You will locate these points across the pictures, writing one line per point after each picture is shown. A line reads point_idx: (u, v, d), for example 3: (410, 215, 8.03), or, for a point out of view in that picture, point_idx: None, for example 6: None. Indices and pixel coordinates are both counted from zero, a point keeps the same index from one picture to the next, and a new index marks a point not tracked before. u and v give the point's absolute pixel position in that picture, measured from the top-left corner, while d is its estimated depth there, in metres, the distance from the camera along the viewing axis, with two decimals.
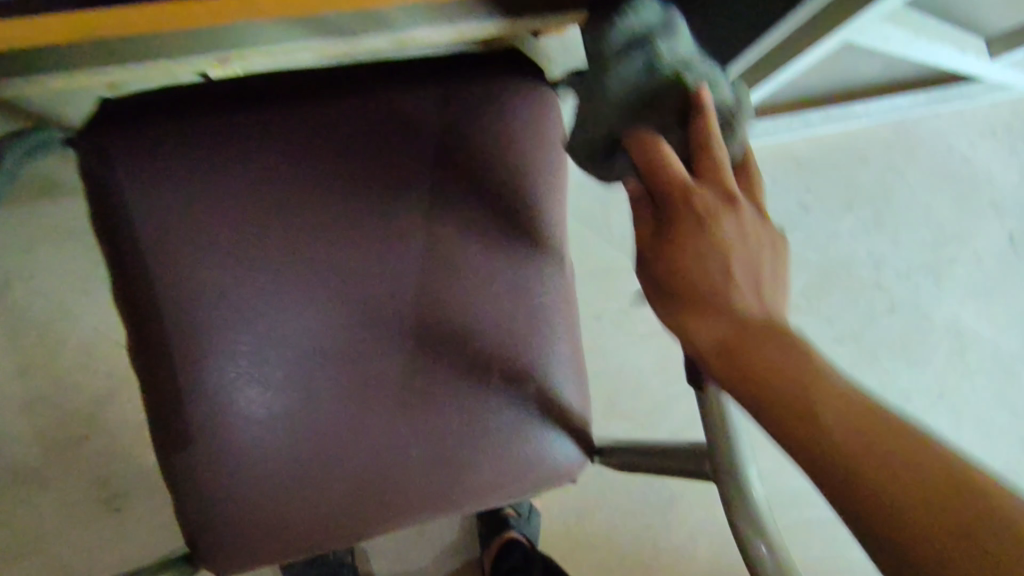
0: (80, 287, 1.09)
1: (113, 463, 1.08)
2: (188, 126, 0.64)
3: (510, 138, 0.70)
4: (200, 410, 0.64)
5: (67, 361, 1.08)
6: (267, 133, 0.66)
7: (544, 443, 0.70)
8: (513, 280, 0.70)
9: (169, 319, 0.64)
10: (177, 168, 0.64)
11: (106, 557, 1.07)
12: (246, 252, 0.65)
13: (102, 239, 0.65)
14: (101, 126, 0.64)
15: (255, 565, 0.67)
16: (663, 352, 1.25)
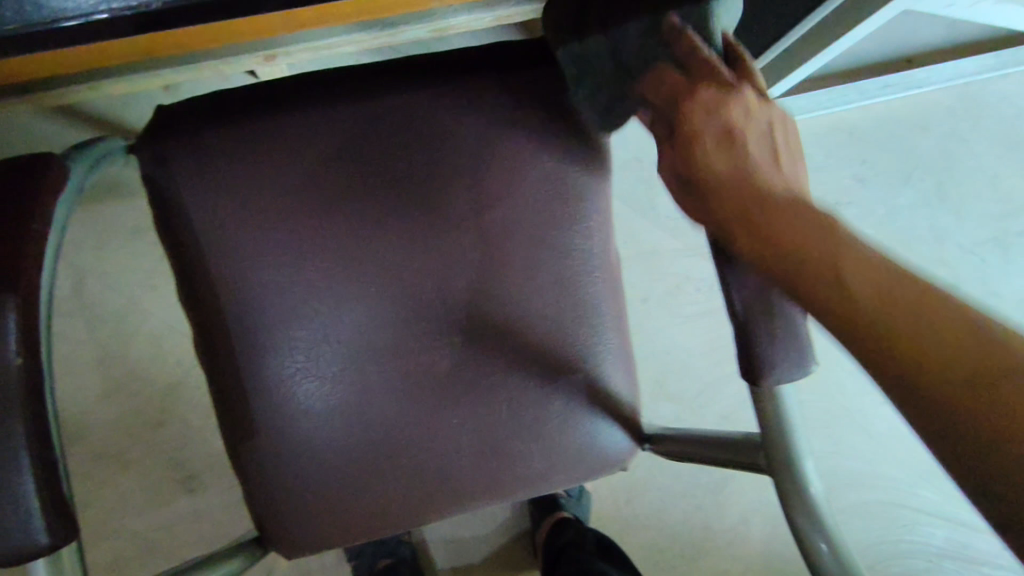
0: (149, 281, 1.16)
1: (186, 446, 1.15)
2: (241, 129, 0.66)
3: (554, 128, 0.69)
4: (264, 404, 0.67)
5: (141, 351, 1.15)
6: (316, 135, 0.67)
7: (594, 432, 0.71)
8: (560, 272, 0.71)
9: (231, 318, 0.67)
10: (233, 173, 0.66)
11: (181, 535, 1.13)
12: (301, 250, 0.67)
13: (166, 240, 0.67)
14: (161, 134, 0.66)
15: (320, 547, 0.70)
16: (712, 335, 1.24)
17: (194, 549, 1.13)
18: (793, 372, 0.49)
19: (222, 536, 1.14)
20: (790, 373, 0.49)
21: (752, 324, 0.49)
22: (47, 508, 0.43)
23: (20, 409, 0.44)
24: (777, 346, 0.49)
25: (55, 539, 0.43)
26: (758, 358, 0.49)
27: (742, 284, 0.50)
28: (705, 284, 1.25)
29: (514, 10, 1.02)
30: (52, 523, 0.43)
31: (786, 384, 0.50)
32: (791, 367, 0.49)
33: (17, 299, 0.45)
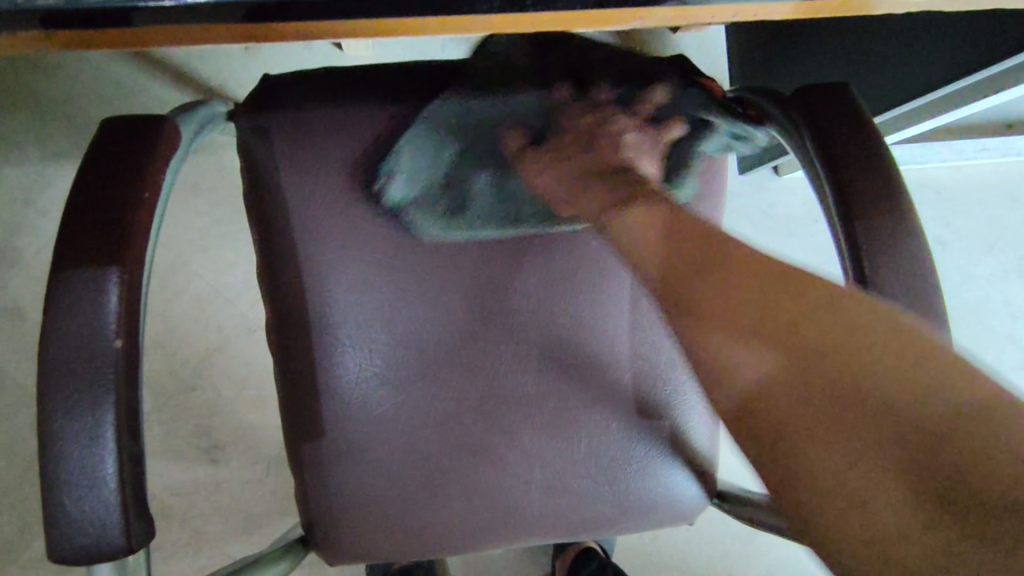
0: (199, 241, 1.13)
1: (214, 416, 1.12)
2: (354, 111, 0.63)
3: (674, 158, 0.67)
4: (332, 404, 0.64)
5: (181, 313, 1.12)
6: (428, 131, 0.64)
7: (668, 484, 0.67)
8: (656, 310, 0.67)
9: (313, 309, 0.63)
10: (335, 156, 0.62)
11: (197, 505, 1.10)
12: (395, 246, 0.64)
13: (252, 215, 0.64)
14: (266, 105, 0.63)
15: (364, 559, 0.67)
16: None
17: (210, 522, 1.10)
18: None
19: (239, 511, 1.11)
20: None
21: None
22: (128, 508, 0.40)
23: (115, 396, 0.40)
24: None
25: (131, 541, 0.40)
26: None
27: None
28: None
29: None
30: (131, 524, 0.40)
31: None
32: None
33: (123, 274, 0.42)
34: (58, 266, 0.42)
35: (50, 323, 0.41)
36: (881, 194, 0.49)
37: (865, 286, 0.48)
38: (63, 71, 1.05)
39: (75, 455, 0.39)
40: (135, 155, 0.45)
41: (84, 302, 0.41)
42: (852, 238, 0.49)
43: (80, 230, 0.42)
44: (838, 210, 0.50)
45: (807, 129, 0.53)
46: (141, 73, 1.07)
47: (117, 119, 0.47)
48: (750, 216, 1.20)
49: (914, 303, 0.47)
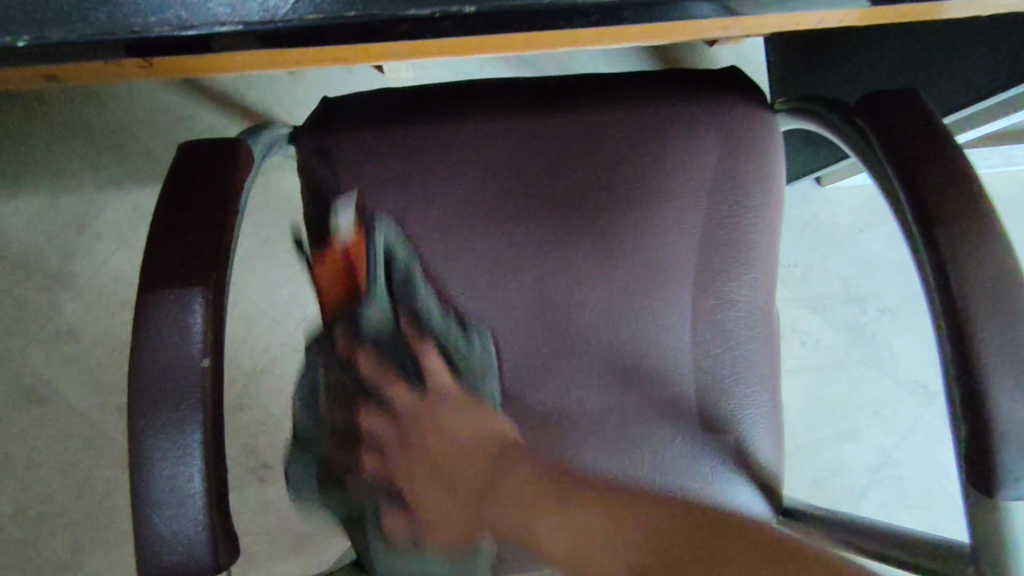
0: (246, 263, 1.15)
1: (261, 435, 1.13)
2: (415, 131, 0.64)
3: (731, 170, 0.66)
4: None
5: (229, 334, 1.13)
6: (486, 149, 0.64)
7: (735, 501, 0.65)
8: (717, 324, 0.66)
9: None
10: (395, 175, 0.63)
11: (245, 525, 1.10)
12: (456, 263, 0.64)
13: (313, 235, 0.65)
14: (328, 125, 0.64)
15: None
16: (817, 393, 1.14)
17: (258, 541, 1.10)
18: None
19: (286, 532, 1.11)
20: None
21: (996, 424, 0.44)
22: (214, 527, 0.40)
23: (202, 413, 0.41)
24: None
25: (218, 559, 0.40)
26: (1000, 460, 0.44)
27: (991, 372, 0.45)
28: (809, 337, 1.15)
29: None
30: (218, 542, 0.41)
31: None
32: None
33: (207, 293, 0.43)
34: (146, 287, 0.42)
35: (138, 340, 0.41)
36: (961, 199, 0.48)
37: (949, 293, 0.47)
38: (116, 102, 1.09)
39: (165, 472, 0.40)
40: (214, 176, 0.46)
41: (171, 319, 0.42)
42: (932, 245, 0.48)
43: (164, 250, 0.43)
44: (918, 217, 0.48)
45: (876, 135, 0.52)
46: (191, 100, 1.10)
47: (196, 141, 0.48)
48: (793, 228, 1.18)
49: (1003, 310, 0.46)
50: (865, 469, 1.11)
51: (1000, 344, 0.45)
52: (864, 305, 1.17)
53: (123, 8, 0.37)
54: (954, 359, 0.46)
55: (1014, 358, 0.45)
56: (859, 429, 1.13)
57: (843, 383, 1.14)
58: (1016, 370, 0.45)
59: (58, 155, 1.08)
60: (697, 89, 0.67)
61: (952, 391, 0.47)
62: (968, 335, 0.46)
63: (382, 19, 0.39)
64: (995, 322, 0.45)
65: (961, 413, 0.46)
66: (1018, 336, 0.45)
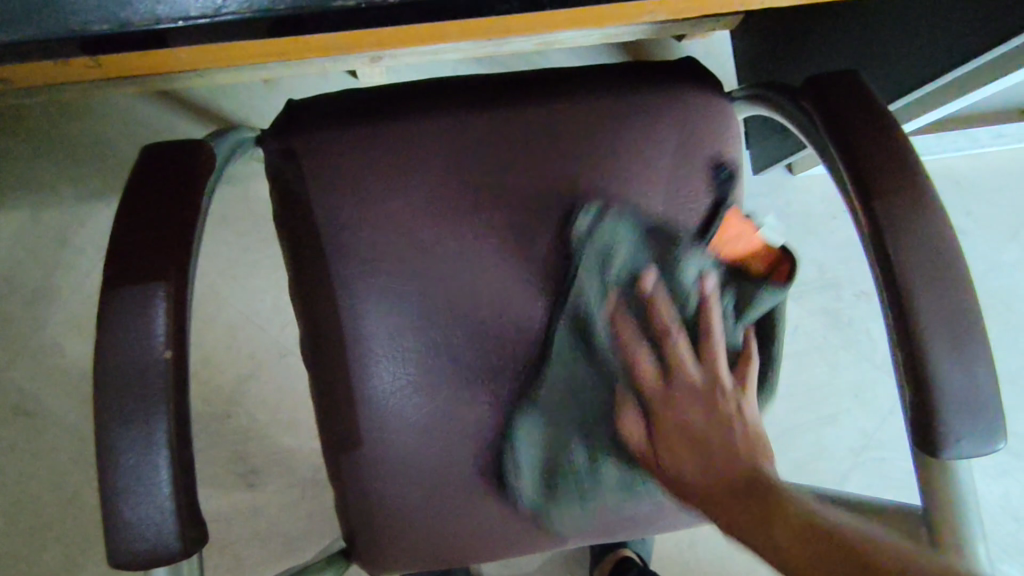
0: (228, 271, 1.16)
1: (249, 441, 1.13)
2: (379, 129, 0.65)
3: (688, 157, 0.68)
4: (368, 415, 0.65)
5: (212, 341, 1.14)
6: (448, 144, 0.66)
7: None
8: None
9: (345, 322, 0.65)
10: (361, 174, 0.65)
11: (235, 530, 1.11)
12: (424, 258, 0.65)
13: (284, 236, 0.66)
14: (294, 128, 0.65)
15: (402, 568, 0.68)
16: (796, 379, 1.15)
17: (249, 547, 1.11)
18: (977, 445, 0.46)
19: (276, 536, 1.12)
20: (976, 446, 0.46)
21: (934, 386, 0.46)
22: (181, 514, 0.42)
23: (167, 404, 0.42)
24: (963, 412, 0.46)
25: (185, 545, 0.42)
26: (940, 423, 0.46)
27: (928, 339, 0.47)
28: (787, 324, 1.17)
29: (626, 31, 0.99)
30: (185, 529, 0.42)
31: (967, 458, 0.47)
32: (977, 439, 0.46)
33: (169, 290, 0.44)
34: (109, 286, 0.44)
35: (103, 336, 0.43)
36: (899, 175, 0.50)
37: (888, 265, 0.49)
38: (91, 116, 1.10)
39: (132, 463, 0.41)
40: (176, 177, 0.48)
41: (135, 314, 0.43)
42: (872, 221, 0.49)
43: (127, 249, 0.45)
44: (858, 194, 0.50)
45: (820, 117, 0.54)
46: (166, 112, 1.11)
47: (159, 144, 0.50)
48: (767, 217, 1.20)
49: (939, 279, 0.48)
50: (846, 451, 1.13)
51: (935, 310, 0.47)
52: (839, 290, 1.19)
53: (66, 9, 0.39)
54: (894, 328, 0.48)
55: (950, 325, 0.47)
56: (839, 412, 1.14)
57: (822, 368, 1.16)
58: (952, 336, 0.47)
59: (38, 170, 1.09)
60: (652, 79, 0.68)
61: (895, 358, 0.49)
62: (906, 304, 0.48)
63: (311, 11, 0.41)
64: (931, 292, 0.47)
65: (903, 378, 0.48)
66: (953, 301, 0.47)
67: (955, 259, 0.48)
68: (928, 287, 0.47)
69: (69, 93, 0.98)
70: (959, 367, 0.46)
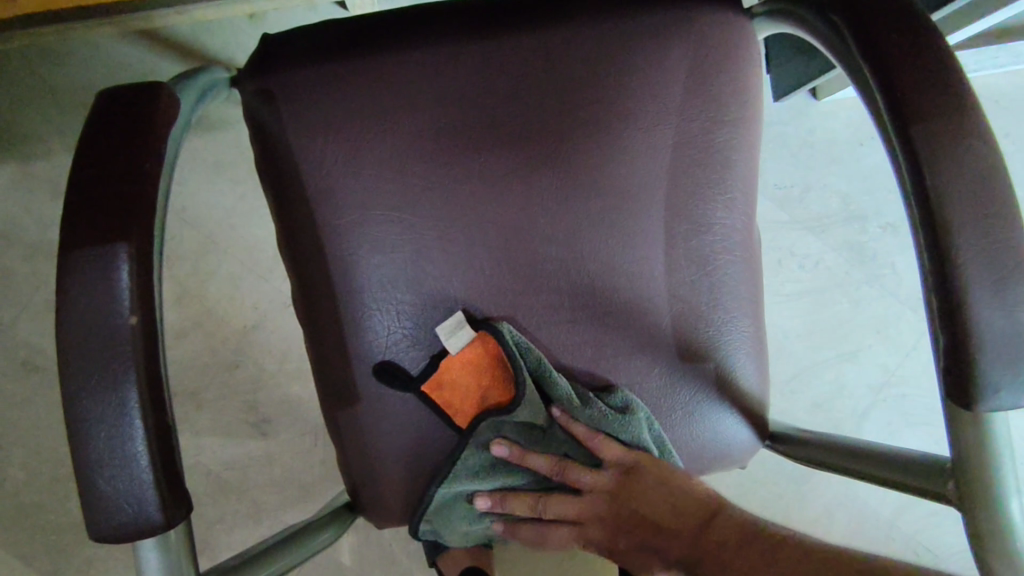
0: (228, 219, 1.13)
1: (259, 391, 1.13)
2: (362, 64, 0.60)
3: (704, 85, 0.62)
4: (366, 371, 0.62)
5: (217, 292, 1.13)
6: (441, 79, 0.60)
7: (712, 426, 0.66)
8: (691, 250, 0.64)
9: (337, 276, 0.61)
10: (346, 115, 0.60)
11: (251, 478, 1.11)
12: (417, 205, 0.61)
13: (268, 185, 0.62)
14: (270, 66, 0.60)
15: (410, 522, 0.66)
16: (817, 316, 1.10)
17: (266, 494, 1.11)
18: (1020, 396, 0.42)
19: (292, 483, 1.12)
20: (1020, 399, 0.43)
21: (975, 336, 0.42)
22: (162, 485, 0.40)
23: (136, 374, 0.40)
24: (1003, 360, 0.42)
25: (167, 517, 0.40)
26: (977, 372, 0.43)
27: (969, 281, 0.43)
28: (808, 260, 1.11)
29: None
30: (166, 500, 0.40)
31: (1007, 410, 0.44)
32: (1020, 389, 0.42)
33: (132, 249, 0.41)
34: (66, 247, 0.41)
35: (64, 306, 0.40)
36: (941, 99, 0.44)
37: (928, 202, 0.44)
38: (73, 60, 1.05)
39: (106, 435, 0.39)
40: (134, 129, 0.44)
41: (96, 281, 0.40)
42: (911, 155, 0.45)
43: (83, 206, 0.41)
44: (897, 126, 0.45)
45: (851, 33, 0.48)
46: (150, 53, 1.06)
47: (116, 92, 0.46)
48: (789, 147, 1.13)
49: (983, 216, 0.43)
50: (867, 388, 1.09)
51: (979, 251, 0.43)
52: (864, 223, 1.13)
53: None
54: (929, 270, 0.44)
55: (994, 266, 0.43)
56: (860, 349, 1.10)
57: (843, 304, 1.11)
58: (996, 277, 0.42)
59: (23, 120, 1.05)
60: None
61: (930, 303, 0.45)
62: (943, 247, 0.43)
63: None
64: (973, 229, 0.43)
65: (940, 326, 0.45)
66: (1000, 238, 0.43)
67: (1001, 191, 0.44)
68: (973, 226, 0.43)
69: (46, 37, 0.93)
70: (1000, 311, 0.42)
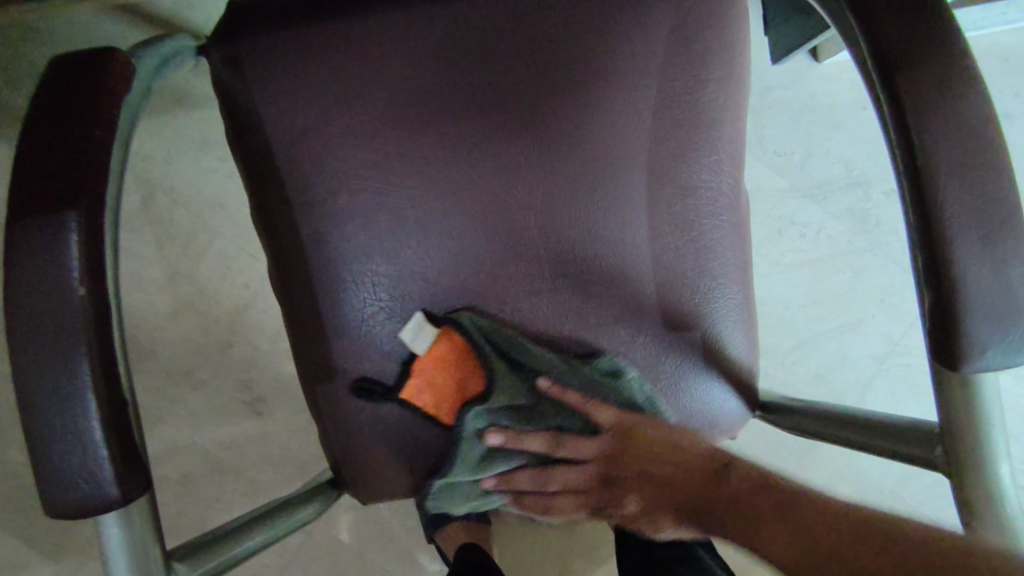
0: (218, 198, 1.12)
1: (254, 370, 1.12)
2: (330, 28, 0.58)
3: (686, 41, 0.60)
4: (343, 345, 0.61)
5: (208, 271, 1.12)
6: (413, 42, 0.58)
7: (699, 398, 0.64)
8: (675, 216, 0.62)
9: (311, 248, 0.60)
10: (315, 81, 0.58)
11: (249, 457, 1.11)
12: (389, 171, 0.60)
13: (239, 156, 0.61)
14: (235, 31, 0.58)
15: (394, 497, 0.65)
16: (818, 286, 1.08)
17: (263, 473, 1.11)
18: (1004, 357, 0.41)
19: (288, 462, 1.12)
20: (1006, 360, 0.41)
21: (961, 294, 0.41)
22: (118, 460, 0.39)
23: (88, 345, 0.39)
24: (990, 318, 0.41)
25: (125, 492, 0.39)
26: (962, 331, 0.41)
27: (956, 237, 0.41)
28: (809, 229, 1.09)
29: None
30: (123, 474, 0.39)
31: (993, 371, 0.42)
32: (1005, 349, 0.41)
33: (80, 219, 0.40)
34: (12, 218, 0.39)
35: (11, 280, 0.39)
36: (928, 45, 0.42)
37: (912, 154, 0.42)
38: (55, 37, 1.03)
39: (57, 408, 0.38)
40: (82, 93, 0.42)
41: (42, 253, 0.39)
42: (895, 105, 0.43)
43: (30, 178, 0.40)
44: (879, 75, 0.43)
45: None
46: (134, 29, 1.04)
47: (64, 57, 0.44)
48: (788, 111, 1.10)
49: (972, 169, 0.41)
50: (869, 358, 1.06)
51: (967, 206, 0.41)
52: (867, 189, 1.10)
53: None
54: (914, 226, 0.43)
55: (981, 220, 0.41)
56: (863, 319, 1.07)
57: (845, 273, 1.08)
58: (984, 231, 0.41)
59: None
60: None
61: (915, 261, 0.44)
62: (928, 201, 0.41)
63: None
64: (960, 183, 0.41)
65: (925, 285, 0.43)
66: (989, 191, 0.41)
67: (992, 141, 0.41)
68: (960, 180, 0.41)
69: (26, 14, 0.91)
70: (987, 268, 0.40)
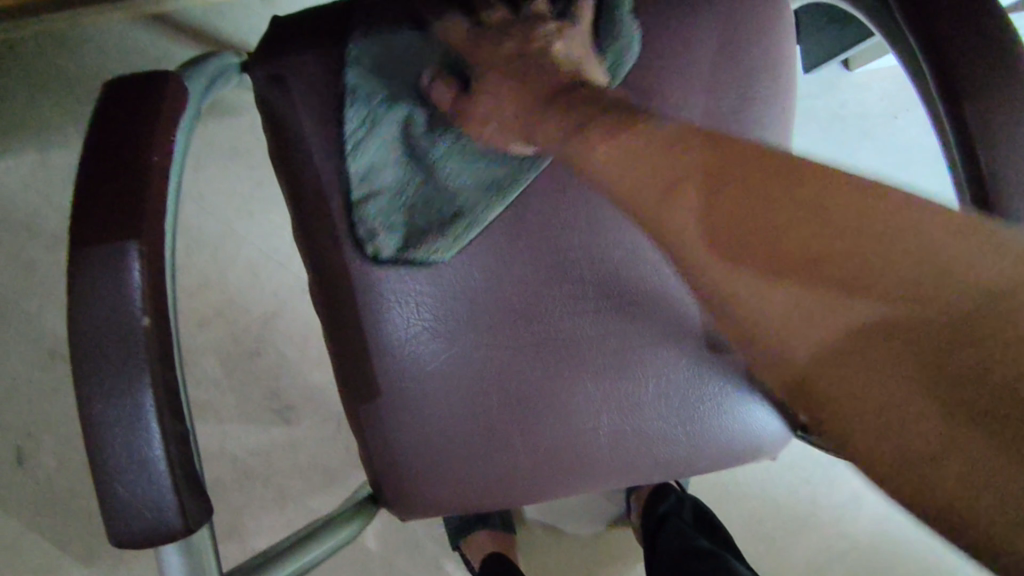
0: (246, 205, 1.13)
1: (281, 376, 1.13)
2: (378, 50, 0.58)
3: (732, 60, 0.60)
4: (385, 362, 0.61)
5: (236, 277, 1.12)
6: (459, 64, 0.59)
7: (742, 419, 0.64)
8: None
9: (354, 265, 0.60)
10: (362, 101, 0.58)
11: (276, 463, 1.12)
12: None
13: (281, 174, 0.60)
14: (281, 50, 0.59)
15: (432, 515, 0.65)
16: None
17: (290, 479, 1.12)
18: None
19: (314, 467, 1.12)
20: None
21: None
22: (180, 488, 0.39)
23: (151, 376, 0.39)
24: None
25: (187, 521, 0.39)
26: None
27: None
28: None
29: None
30: (185, 503, 0.39)
31: None
32: None
33: (142, 248, 0.40)
34: (74, 247, 0.39)
35: (75, 309, 0.39)
36: (994, 86, 0.46)
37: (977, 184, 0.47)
38: (86, 46, 1.03)
39: (122, 438, 0.38)
40: (138, 118, 0.42)
41: (105, 283, 0.39)
42: (960, 139, 0.47)
43: (89, 205, 0.40)
44: (949, 114, 0.47)
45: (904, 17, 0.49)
46: (165, 38, 1.04)
47: (120, 81, 0.44)
48: (819, 119, 1.09)
49: None
50: None
51: None
52: None
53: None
54: None
55: None
56: None
57: None
58: None
59: (40, 108, 1.04)
60: None
61: None
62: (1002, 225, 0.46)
63: None
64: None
65: None
66: None
67: None
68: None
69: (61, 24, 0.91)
70: None
